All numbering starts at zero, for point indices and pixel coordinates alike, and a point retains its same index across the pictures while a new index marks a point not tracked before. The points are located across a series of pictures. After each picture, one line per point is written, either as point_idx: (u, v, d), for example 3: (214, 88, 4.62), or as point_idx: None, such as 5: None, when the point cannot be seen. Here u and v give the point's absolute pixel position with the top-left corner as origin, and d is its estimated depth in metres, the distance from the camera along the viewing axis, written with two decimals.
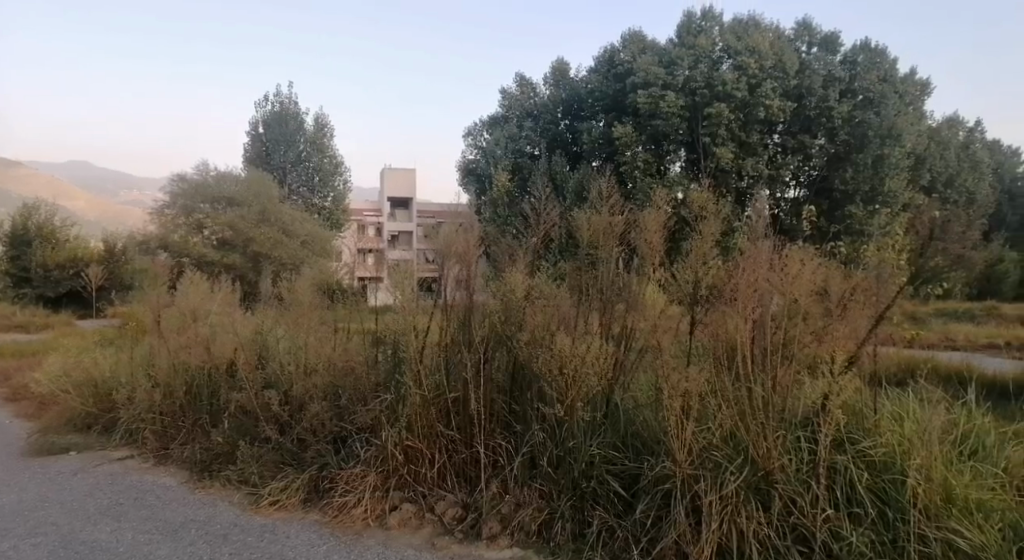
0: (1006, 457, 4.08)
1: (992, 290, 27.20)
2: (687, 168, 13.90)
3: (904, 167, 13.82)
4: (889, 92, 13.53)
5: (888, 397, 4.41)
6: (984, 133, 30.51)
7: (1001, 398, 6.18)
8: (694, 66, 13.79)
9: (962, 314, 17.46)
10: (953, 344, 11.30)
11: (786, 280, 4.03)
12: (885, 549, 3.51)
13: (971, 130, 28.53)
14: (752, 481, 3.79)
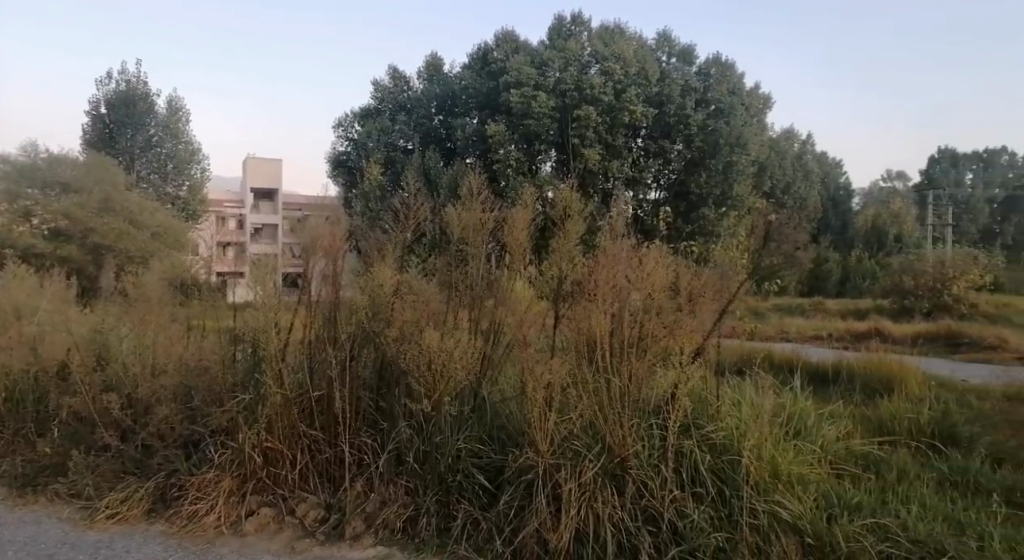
0: (823, 435, 4.63)
1: (819, 287, 30.54)
2: (557, 168, 14.25)
3: (749, 173, 15.16)
4: (737, 103, 14.75)
5: (729, 385, 4.84)
6: (814, 146, 34.16)
7: (821, 382, 6.97)
8: (564, 69, 14.28)
9: (794, 309, 19.50)
10: (788, 335, 12.53)
11: (641, 276, 4.30)
12: (722, 523, 3.84)
13: (804, 143, 31.82)
14: (608, 468, 4.02)
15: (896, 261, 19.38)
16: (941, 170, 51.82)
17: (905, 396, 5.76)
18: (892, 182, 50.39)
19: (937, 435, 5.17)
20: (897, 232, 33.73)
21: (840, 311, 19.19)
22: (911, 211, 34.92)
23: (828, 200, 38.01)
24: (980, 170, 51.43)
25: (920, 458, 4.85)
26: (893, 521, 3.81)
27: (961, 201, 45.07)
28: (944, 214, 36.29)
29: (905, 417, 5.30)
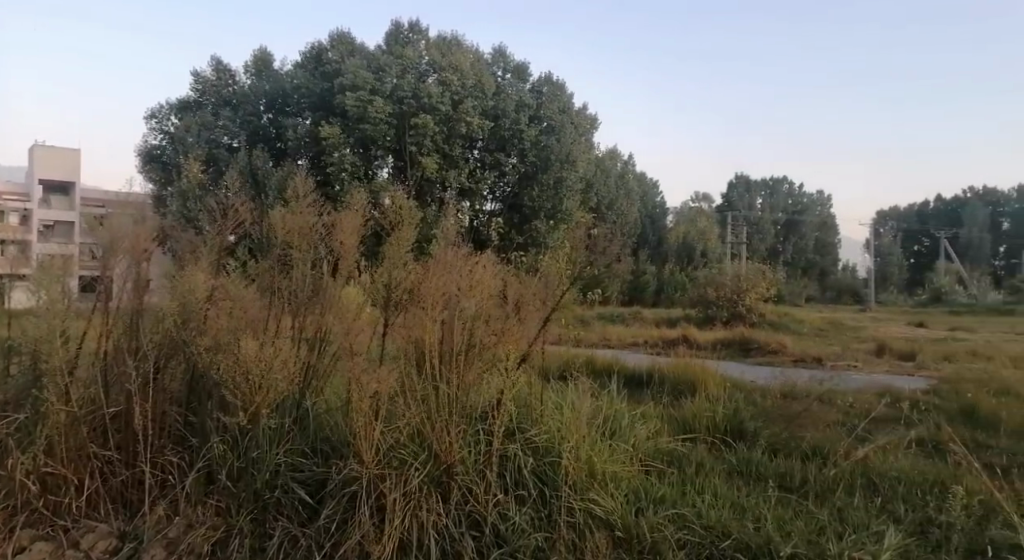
0: (635, 435, 5.03)
1: (638, 296, 33.08)
2: (394, 175, 14.14)
3: (577, 189, 16.06)
4: (567, 122, 15.61)
5: (553, 390, 5.10)
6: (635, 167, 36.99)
7: (636, 385, 7.49)
8: (401, 76, 14.19)
9: (615, 318, 20.96)
10: (609, 343, 13.41)
11: (468, 283, 4.38)
12: (541, 523, 4.02)
13: (626, 163, 34.37)
14: (434, 475, 4.03)
15: (701, 275, 21.57)
16: (739, 194, 58.40)
17: (704, 396, 6.41)
18: (700, 203, 56.04)
19: (728, 431, 5.82)
20: (704, 247, 37.61)
21: (655, 319, 20.95)
22: (714, 230, 39.12)
23: (647, 216, 41.41)
24: (768, 195, 58.92)
25: (716, 452, 5.42)
26: (691, 510, 4.21)
27: (754, 221, 51.34)
28: (741, 233, 41.06)
29: (703, 415, 5.91)
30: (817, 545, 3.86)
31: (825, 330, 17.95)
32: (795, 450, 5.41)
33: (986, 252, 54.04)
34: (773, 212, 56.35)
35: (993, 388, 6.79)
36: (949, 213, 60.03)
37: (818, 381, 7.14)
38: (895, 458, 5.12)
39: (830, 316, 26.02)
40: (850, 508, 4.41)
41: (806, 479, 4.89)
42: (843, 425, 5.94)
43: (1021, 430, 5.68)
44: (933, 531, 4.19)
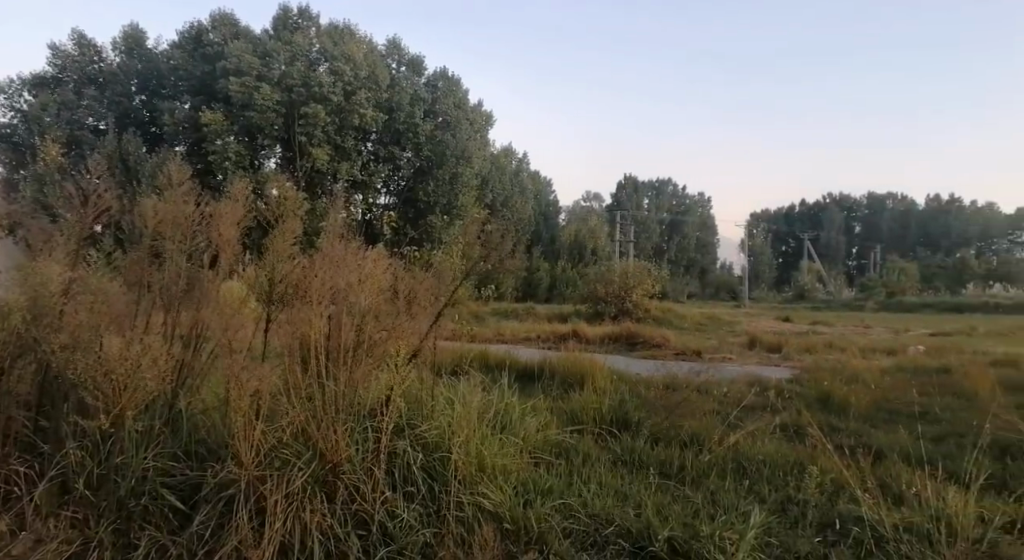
0: (525, 429, 5.12)
1: (531, 292, 33.79)
2: (282, 166, 13.56)
3: (472, 186, 16.12)
4: (462, 118, 15.64)
5: (445, 385, 5.11)
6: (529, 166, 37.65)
7: (527, 379, 7.63)
8: (290, 63, 13.60)
9: (509, 313, 21.30)
10: (502, 338, 13.57)
11: (358, 278, 4.24)
12: (431, 519, 4.00)
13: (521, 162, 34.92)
14: (319, 474, 3.91)
15: (592, 272, 22.32)
16: (627, 194, 60.80)
17: (592, 389, 6.62)
18: (592, 203, 57.83)
19: (613, 422, 6.05)
20: (594, 246, 38.93)
21: (547, 314, 21.42)
22: (604, 229, 40.58)
23: (541, 215, 42.23)
24: (654, 196, 61.76)
25: (602, 443, 5.62)
26: (576, 500, 4.35)
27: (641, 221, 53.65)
28: (629, 232, 42.84)
29: (590, 407, 6.12)
30: (691, 526, 4.10)
31: (704, 324, 19.09)
32: (674, 438, 5.71)
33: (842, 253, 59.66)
34: (659, 213, 59.18)
35: (845, 376, 7.49)
36: (812, 216, 65.59)
37: (697, 373, 7.56)
38: (762, 442, 5.52)
39: (707, 311, 27.73)
40: (722, 491, 4.71)
41: (683, 466, 5.18)
42: (717, 414, 6.33)
43: (868, 413, 6.29)
44: (792, 508, 4.56)
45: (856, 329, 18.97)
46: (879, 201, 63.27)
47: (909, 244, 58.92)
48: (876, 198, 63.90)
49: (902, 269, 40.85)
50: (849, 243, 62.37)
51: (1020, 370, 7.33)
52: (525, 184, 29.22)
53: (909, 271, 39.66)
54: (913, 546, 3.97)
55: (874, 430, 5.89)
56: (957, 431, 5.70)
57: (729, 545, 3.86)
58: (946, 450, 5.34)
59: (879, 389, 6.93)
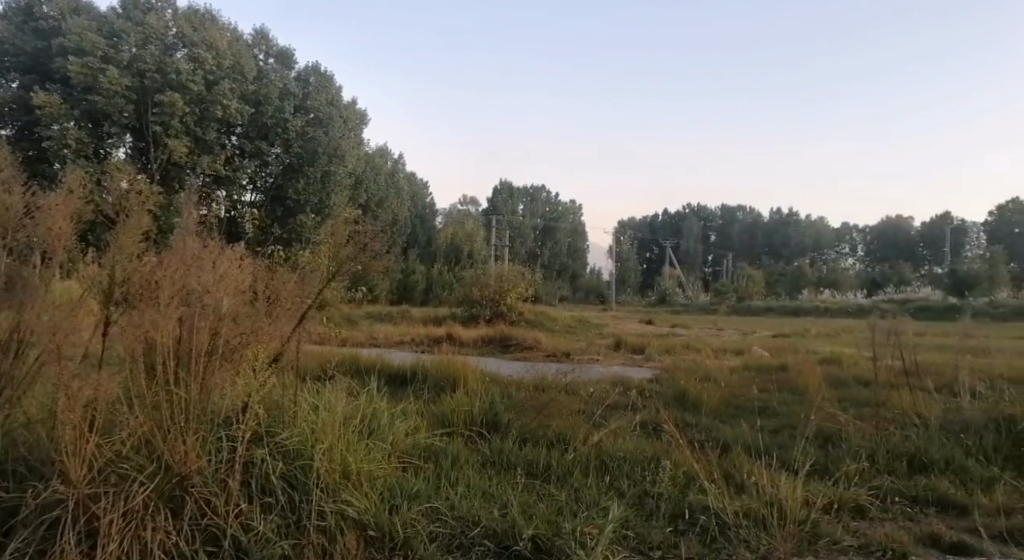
0: (394, 434, 5.05)
1: (406, 295, 33.55)
2: (133, 156, 12.74)
3: (345, 185, 15.73)
4: (335, 115, 15.25)
5: (310, 390, 4.94)
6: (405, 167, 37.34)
7: (396, 382, 7.55)
8: (142, 46, 12.56)
9: (383, 317, 21.01)
10: (375, 342, 13.33)
11: (214, 278, 3.97)
12: (289, 531, 3.83)
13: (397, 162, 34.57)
14: (163, 490, 3.65)
15: (467, 275, 22.53)
16: (502, 199, 61.78)
17: (463, 392, 6.66)
18: (468, 207, 58.19)
19: (484, 423, 6.14)
20: (469, 249, 39.21)
21: (422, 316, 21.32)
22: (480, 232, 40.98)
23: (416, 217, 41.90)
24: (529, 201, 63.17)
25: (472, 445, 5.67)
26: (443, 503, 4.36)
27: (517, 226, 54.68)
28: (505, 237, 43.67)
29: (460, 410, 6.18)
30: (554, 524, 4.22)
31: (574, 326, 19.81)
32: (542, 438, 5.87)
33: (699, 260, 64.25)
34: (534, 218, 60.72)
35: (698, 375, 8.05)
36: (674, 224, 69.98)
37: (564, 374, 7.83)
38: (623, 440, 5.81)
39: (576, 313, 28.79)
40: (584, 487, 4.90)
41: (549, 464, 5.34)
42: (583, 413, 6.60)
43: (718, 409, 6.81)
44: (649, 501, 4.83)
45: (708, 330, 20.52)
46: (731, 212, 68.76)
47: (756, 252, 64.50)
48: (729, 209, 69.35)
49: (749, 275, 44.63)
50: (706, 251, 67.20)
51: (843, 367, 8.23)
52: (398, 184, 28.84)
53: (755, 276, 43.39)
54: (751, 531, 4.34)
55: (722, 425, 6.38)
56: (791, 423, 6.30)
57: (589, 540, 4.02)
58: (781, 441, 5.89)
59: (728, 387, 7.52)
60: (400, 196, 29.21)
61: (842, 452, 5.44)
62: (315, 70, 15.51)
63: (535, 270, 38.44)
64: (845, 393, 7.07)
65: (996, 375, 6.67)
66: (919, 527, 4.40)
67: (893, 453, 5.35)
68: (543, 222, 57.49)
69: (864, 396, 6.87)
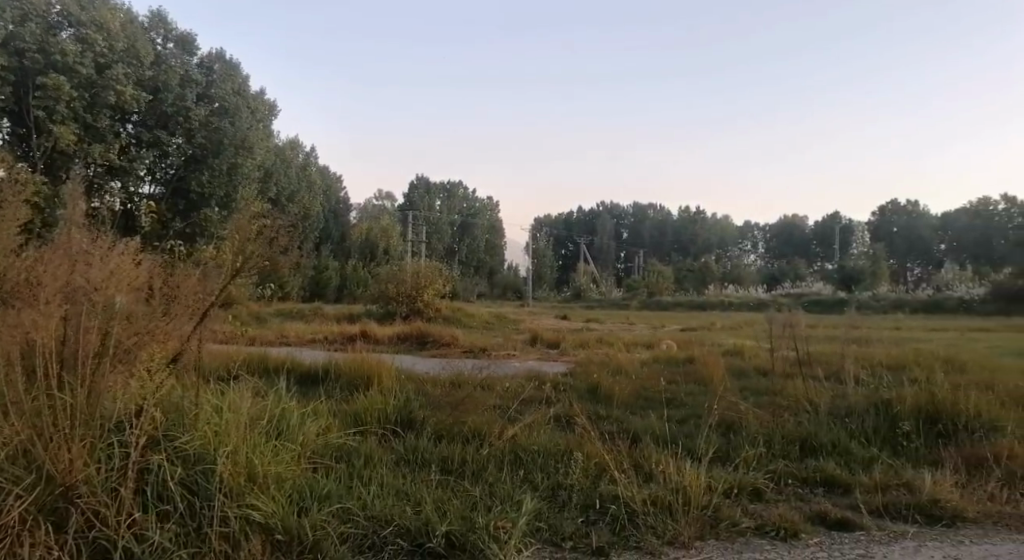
0: (303, 434, 4.91)
1: (319, 292, 32.69)
2: (14, 143, 12.16)
3: (254, 177, 15.32)
4: (241, 105, 14.86)
5: (213, 391, 4.74)
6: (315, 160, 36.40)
7: (307, 382, 7.35)
8: (21, 23, 11.58)
9: (293, 315, 20.37)
10: (286, 340, 12.91)
11: (104, 274, 3.72)
12: (188, 539, 3.65)
13: (308, 155, 33.61)
14: (45, 502, 3.42)
15: (381, 272, 22.17)
16: (418, 194, 61.30)
17: (377, 390, 6.57)
18: (384, 202, 57.37)
19: (398, 422, 6.08)
20: (385, 244, 38.61)
21: (335, 314, 20.82)
22: (396, 228, 40.47)
23: (329, 211, 40.96)
24: (445, 197, 63.00)
25: (385, 444, 5.61)
26: (355, 503, 4.28)
27: (435, 222, 54.40)
28: (422, 233, 43.37)
29: (373, 408, 6.11)
30: (467, 519, 4.22)
31: (491, 322, 19.88)
32: (457, 434, 5.87)
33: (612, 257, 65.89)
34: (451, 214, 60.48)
35: (610, 369, 8.27)
36: (588, 221, 71.47)
37: (480, 369, 7.85)
38: (537, 434, 5.89)
39: (492, 309, 28.91)
40: (498, 482, 4.95)
41: (464, 460, 5.35)
42: (498, 408, 6.65)
43: (628, 401, 7.03)
44: (561, 493, 4.92)
45: (619, 324, 21.16)
46: (642, 211, 71.06)
47: (666, 249, 66.93)
48: (641, 207, 71.50)
49: (659, 271, 46.29)
50: (619, 247, 69.02)
51: (744, 358, 8.67)
52: (308, 178, 28.03)
53: (664, 272, 45.06)
54: (658, 518, 4.50)
55: (632, 416, 6.59)
56: (697, 413, 6.58)
57: (502, 534, 4.06)
58: (687, 430, 6.14)
59: (637, 380, 7.77)
60: (312, 190, 28.42)
61: (742, 440, 5.74)
62: (219, 57, 15.14)
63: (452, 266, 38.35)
64: (745, 383, 7.45)
65: (877, 362, 7.22)
66: (808, 507, 4.70)
67: (787, 439, 5.69)
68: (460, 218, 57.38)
69: (763, 386, 7.27)
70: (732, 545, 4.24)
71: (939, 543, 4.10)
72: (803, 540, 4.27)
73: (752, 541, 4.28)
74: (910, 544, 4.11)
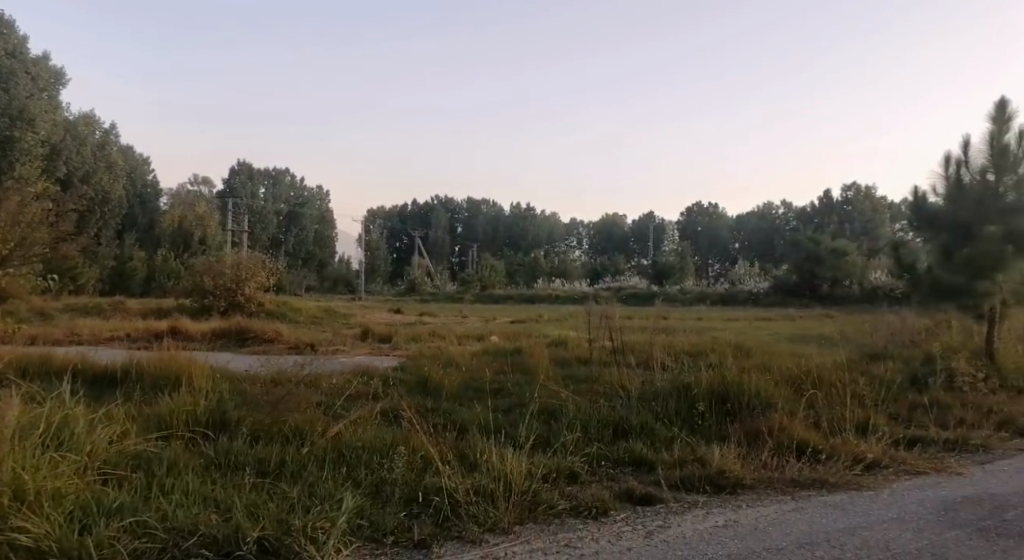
0: (91, 442, 4.43)
1: (121, 285, 29.61)
2: None
3: (37, 150, 17.18)
4: (14, 74, 16.79)
5: None
6: (113, 137, 32.97)
7: (100, 386, 6.62)
8: None
9: (87, 311, 18.18)
10: (77, 339, 11.46)
11: None
12: None
13: (104, 130, 30.28)
14: None
15: (195, 263, 20.54)
16: (240, 180, 57.69)
17: (185, 390, 6.07)
18: (201, 188, 53.07)
19: (210, 424, 5.65)
20: (201, 233, 35.74)
21: (140, 309, 18.92)
22: (213, 214, 37.65)
23: (134, 196, 37.39)
24: (271, 185, 59.65)
25: (192, 448, 5.17)
26: (153, 515, 3.90)
27: (257, 211, 53.03)
28: (243, 221, 40.81)
29: (181, 411, 5.61)
30: (283, 522, 4.02)
31: (319, 317, 19.14)
32: (276, 435, 5.56)
33: (445, 251, 66.38)
34: (278, 203, 57.46)
35: (440, 361, 8.32)
36: (423, 215, 71.31)
37: (303, 365, 7.53)
38: (362, 430, 5.76)
39: (320, 304, 27.89)
40: (319, 481, 4.76)
41: (283, 461, 5.09)
42: (322, 405, 6.42)
43: (455, 392, 7.14)
44: (385, 489, 4.85)
45: (449, 319, 21.31)
46: (475, 206, 72.15)
47: (498, 244, 68.57)
48: (474, 203, 72.71)
49: (491, 265, 47.35)
50: (453, 242, 69.58)
51: (567, 348, 9.16)
52: (104, 159, 25.08)
53: (496, 267, 46.18)
54: (480, 506, 4.59)
55: (459, 408, 6.69)
56: (521, 401, 6.83)
57: (320, 535, 3.90)
58: (511, 419, 6.36)
59: (466, 371, 7.91)
60: (108, 173, 25.83)
61: (561, 425, 6.05)
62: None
63: (276, 258, 36.47)
64: (567, 372, 7.86)
65: (681, 350, 7.97)
66: (617, 486, 5.06)
67: (602, 423, 6.09)
68: (283, 207, 54.87)
69: (583, 373, 7.74)
70: (547, 527, 4.44)
71: (722, 509, 4.60)
72: (611, 516, 4.59)
73: (565, 521, 4.53)
74: (700, 511, 4.58)
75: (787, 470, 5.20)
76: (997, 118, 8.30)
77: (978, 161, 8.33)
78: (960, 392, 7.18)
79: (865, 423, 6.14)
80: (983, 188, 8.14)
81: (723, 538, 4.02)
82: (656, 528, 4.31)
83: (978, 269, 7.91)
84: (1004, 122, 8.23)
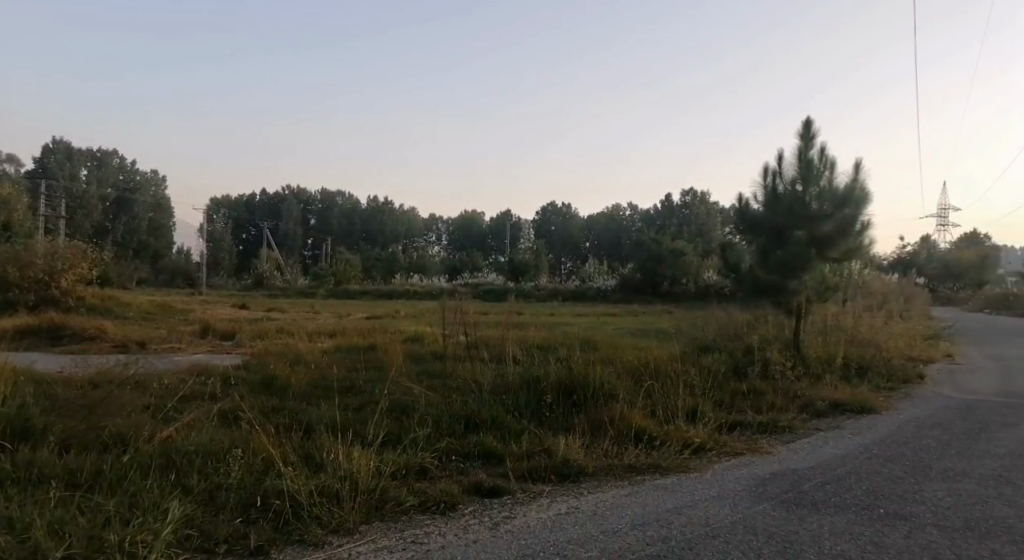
0: None
1: None
2: None
3: None
4: None
5: None
6: None
7: None
8: None
9: None
10: None
11: None
12: None
13: None
14: None
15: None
16: (57, 161, 51.51)
17: None
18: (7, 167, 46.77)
19: (9, 434, 4.97)
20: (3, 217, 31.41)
21: None
22: (21, 197, 33.32)
23: None
24: (97, 167, 53.88)
25: None
26: None
27: (77, 196, 47.59)
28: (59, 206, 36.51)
29: None
30: (95, 539, 3.61)
31: (151, 313, 17.58)
32: (92, 443, 5.00)
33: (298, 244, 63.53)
34: (104, 187, 51.97)
35: (288, 359, 7.95)
36: (273, 206, 67.74)
37: (128, 365, 6.86)
38: (195, 433, 5.33)
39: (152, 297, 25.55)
40: (142, 490, 4.34)
41: (98, 471, 4.58)
42: (150, 408, 5.89)
43: (302, 391, 6.85)
44: (218, 495, 4.52)
45: (299, 314, 20.46)
46: (331, 198, 69.69)
47: (355, 238, 66.78)
48: (329, 194, 70.20)
49: (346, 261, 46.16)
50: (305, 234, 66.71)
51: (422, 344, 9.11)
52: None
53: (352, 262, 44.95)
54: (324, 507, 4.42)
55: (307, 406, 6.42)
56: (372, 399, 6.69)
57: (139, 550, 3.56)
58: (361, 417, 6.20)
59: (315, 369, 7.62)
60: None
61: (412, 422, 5.99)
62: None
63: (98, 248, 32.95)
64: (421, 367, 7.83)
65: (532, 344, 8.21)
66: (466, 480, 5.10)
67: (454, 418, 6.11)
68: (109, 192, 49.75)
69: (437, 368, 7.73)
70: (394, 524, 4.36)
71: (564, 496, 4.78)
72: (459, 510, 4.61)
73: (413, 518, 4.48)
74: (544, 500, 4.72)
75: (625, 457, 5.51)
76: (804, 135, 9.33)
77: (790, 172, 9.32)
78: (774, 380, 8.02)
79: (694, 410, 6.67)
80: (794, 197, 9.11)
81: (564, 524, 4.17)
82: (502, 519, 4.39)
83: (790, 269, 8.93)
84: (809, 138, 9.28)
